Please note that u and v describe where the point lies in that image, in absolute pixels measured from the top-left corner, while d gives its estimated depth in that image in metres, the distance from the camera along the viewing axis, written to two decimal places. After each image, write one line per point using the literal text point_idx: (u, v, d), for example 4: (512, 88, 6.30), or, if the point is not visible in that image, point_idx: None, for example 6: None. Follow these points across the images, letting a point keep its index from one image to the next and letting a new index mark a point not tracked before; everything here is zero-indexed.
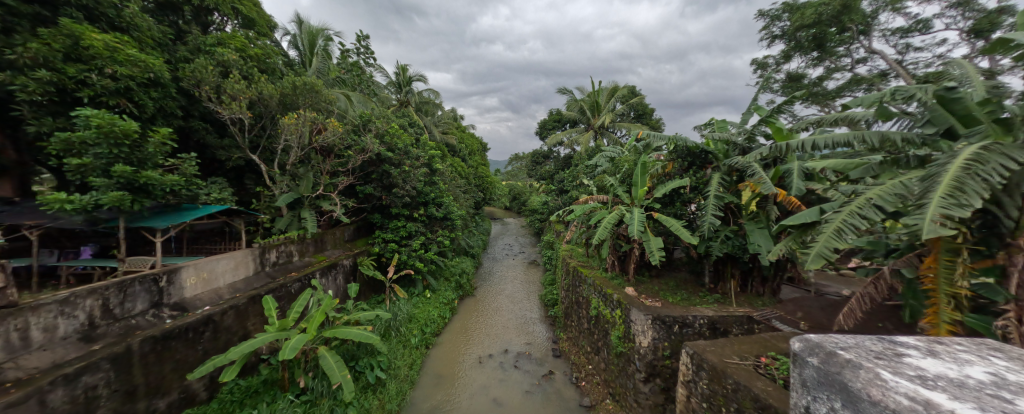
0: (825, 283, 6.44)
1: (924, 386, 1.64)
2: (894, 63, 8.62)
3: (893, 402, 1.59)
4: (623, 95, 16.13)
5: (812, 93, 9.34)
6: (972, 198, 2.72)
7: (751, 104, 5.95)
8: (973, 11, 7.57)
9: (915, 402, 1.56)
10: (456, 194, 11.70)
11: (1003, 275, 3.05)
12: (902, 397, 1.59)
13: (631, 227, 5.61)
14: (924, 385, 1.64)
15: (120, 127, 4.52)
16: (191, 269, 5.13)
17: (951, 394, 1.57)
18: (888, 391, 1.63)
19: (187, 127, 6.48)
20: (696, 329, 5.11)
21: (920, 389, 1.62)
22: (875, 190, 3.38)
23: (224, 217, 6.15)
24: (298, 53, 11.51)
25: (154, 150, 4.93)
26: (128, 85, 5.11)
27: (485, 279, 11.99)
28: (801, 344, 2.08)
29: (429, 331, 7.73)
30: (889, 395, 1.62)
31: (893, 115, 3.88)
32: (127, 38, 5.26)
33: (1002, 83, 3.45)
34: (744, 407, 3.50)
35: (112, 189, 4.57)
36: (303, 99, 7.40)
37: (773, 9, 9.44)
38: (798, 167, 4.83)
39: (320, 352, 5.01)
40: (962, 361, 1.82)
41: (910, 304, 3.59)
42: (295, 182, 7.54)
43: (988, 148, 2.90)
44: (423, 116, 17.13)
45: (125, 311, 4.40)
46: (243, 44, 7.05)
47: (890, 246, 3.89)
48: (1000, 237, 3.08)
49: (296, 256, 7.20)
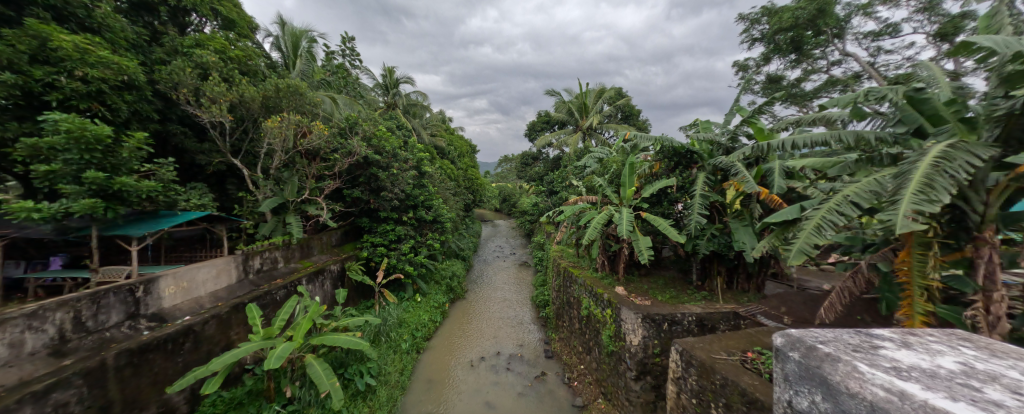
0: (807, 278, 6.63)
1: (898, 377, 1.69)
2: (866, 65, 8.95)
3: (870, 394, 1.63)
4: (610, 96, 16.30)
5: (790, 95, 9.66)
6: (941, 194, 2.83)
7: (733, 105, 6.12)
8: (938, 16, 7.94)
9: (891, 393, 1.60)
10: (446, 196, 11.65)
11: (971, 267, 3.22)
12: (878, 388, 1.64)
13: (620, 227, 5.65)
14: (899, 376, 1.70)
15: (92, 133, 4.35)
16: (169, 278, 4.97)
17: (924, 384, 1.63)
18: (865, 384, 1.68)
19: (164, 131, 6.28)
20: (685, 326, 5.18)
21: (894, 380, 1.67)
22: (851, 187, 3.51)
23: (204, 224, 5.99)
24: (280, 55, 11.25)
25: (128, 156, 4.76)
26: (99, 88, 4.92)
27: (475, 282, 11.92)
28: (783, 339, 2.09)
29: (420, 335, 7.63)
30: (866, 387, 1.66)
31: (866, 115, 4.05)
32: (98, 40, 5.06)
33: (966, 84, 3.63)
34: (731, 402, 3.57)
35: (83, 196, 4.39)
36: (286, 101, 7.23)
37: (752, 13, 9.71)
38: (779, 166, 5.01)
39: (307, 360, 4.89)
40: (933, 351, 1.90)
41: (886, 296, 3.77)
42: (279, 186, 7.39)
43: (954, 146, 3.03)
44: (412, 118, 16.92)
45: (97, 324, 4.23)
46: (223, 46, 6.86)
47: (867, 242, 4.06)
48: (967, 231, 3.26)
49: (281, 262, 7.02)
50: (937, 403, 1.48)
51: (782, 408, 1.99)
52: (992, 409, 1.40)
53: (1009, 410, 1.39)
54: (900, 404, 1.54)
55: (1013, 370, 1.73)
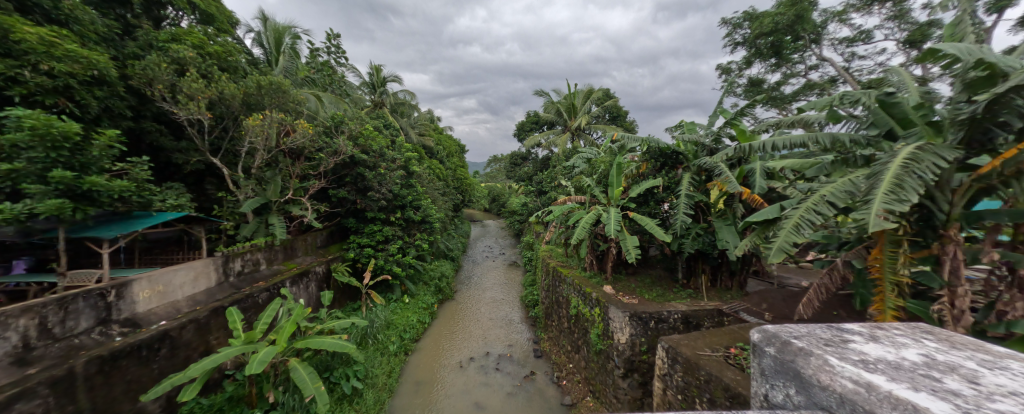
0: (787, 276, 6.86)
1: (866, 370, 1.72)
2: (842, 70, 9.29)
3: (839, 387, 1.66)
4: (598, 98, 16.45)
5: (770, 98, 9.96)
6: (910, 194, 2.97)
7: (717, 107, 6.26)
8: (907, 23, 8.32)
9: (858, 385, 1.63)
10: (435, 196, 11.55)
11: (938, 264, 3.40)
12: (847, 381, 1.66)
13: (608, 227, 5.71)
14: (866, 368, 1.73)
15: (59, 130, 4.13)
16: (143, 282, 4.78)
17: (889, 376, 1.67)
18: (835, 377, 1.69)
19: (137, 128, 6.02)
20: (671, 324, 5.28)
21: (862, 372, 1.69)
22: (827, 188, 3.63)
23: (181, 225, 5.78)
24: (262, 51, 10.95)
25: (98, 154, 4.55)
26: (67, 83, 4.69)
27: (464, 283, 11.87)
28: (760, 334, 2.08)
29: (408, 337, 7.56)
30: (836, 380, 1.68)
31: (842, 118, 4.20)
32: (65, 33, 4.81)
33: (933, 89, 3.81)
34: (715, 397, 3.65)
35: (49, 196, 4.17)
36: (268, 99, 7.05)
37: (734, 18, 9.96)
38: (760, 167, 5.15)
39: (291, 364, 4.77)
40: (898, 344, 1.95)
41: (860, 292, 3.94)
42: (261, 186, 7.19)
43: (922, 148, 3.17)
44: (400, 117, 16.72)
45: (65, 330, 4.03)
46: (201, 41, 6.62)
47: (842, 240, 4.22)
48: (934, 229, 3.43)
49: (263, 264, 6.84)
50: (901, 394, 1.53)
51: (758, 402, 1.98)
52: (950, 399, 1.47)
53: (966, 399, 1.46)
54: (867, 396, 1.59)
55: (970, 360, 1.78)
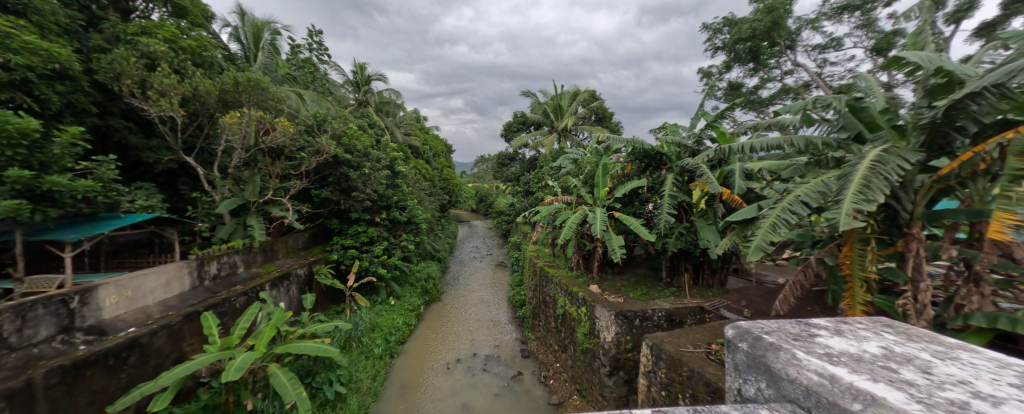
0: (765, 273, 7.10)
1: (831, 363, 1.75)
2: (815, 75, 9.69)
3: (806, 379, 1.69)
4: (583, 99, 16.62)
5: (748, 101, 10.29)
6: (876, 195, 3.12)
7: (698, 110, 6.43)
8: (874, 32, 8.75)
9: (823, 377, 1.66)
10: (421, 197, 11.41)
11: (903, 260, 3.57)
12: (813, 374, 1.69)
13: (594, 227, 5.77)
14: (831, 361, 1.77)
15: (18, 126, 3.85)
16: (111, 287, 4.54)
17: (851, 368, 1.71)
18: (802, 370, 1.72)
19: (103, 125, 5.72)
20: (655, 322, 5.39)
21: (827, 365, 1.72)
22: (802, 188, 3.77)
23: (151, 227, 5.52)
24: (240, 47, 10.57)
25: (60, 152, 4.30)
26: (24, 76, 4.42)
27: (451, 284, 11.78)
28: (733, 330, 2.11)
29: (393, 340, 7.44)
30: (803, 373, 1.71)
31: (815, 122, 4.38)
32: (23, 23, 4.50)
33: (898, 95, 4.02)
34: (697, 392, 3.74)
35: (5, 197, 3.91)
36: (245, 96, 6.81)
37: (714, 23, 10.25)
38: (739, 168, 5.31)
39: (270, 370, 4.62)
40: (861, 337, 2.01)
41: (832, 288, 4.13)
42: (239, 186, 6.94)
43: (888, 151, 3.34)
44: (384, 116, 16.47)
45: (22, 339, 3.79)
46: (174, 35, 6.34)
47: (816, 238, 4.40)
48: (899, 228, 3.62)
49: (240, 267, 6.60)
50: (862, 385, 1.57)
51: (733, 396, 2.03)
52: (905, 388, 1.54)
53: (919, 389, 1.53)
54: (831, 387, 1.62)
55: (925, 352, 1.84)
